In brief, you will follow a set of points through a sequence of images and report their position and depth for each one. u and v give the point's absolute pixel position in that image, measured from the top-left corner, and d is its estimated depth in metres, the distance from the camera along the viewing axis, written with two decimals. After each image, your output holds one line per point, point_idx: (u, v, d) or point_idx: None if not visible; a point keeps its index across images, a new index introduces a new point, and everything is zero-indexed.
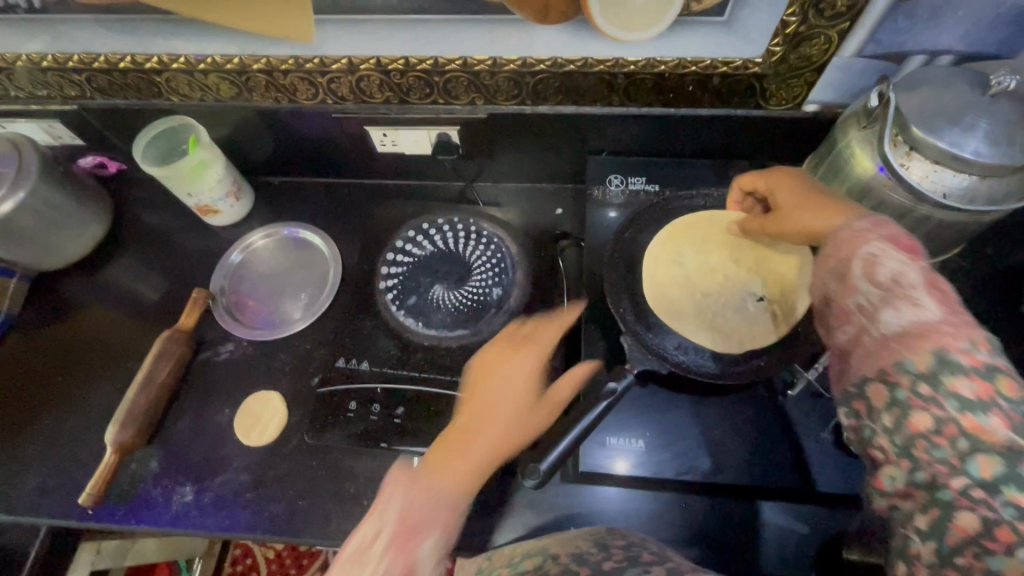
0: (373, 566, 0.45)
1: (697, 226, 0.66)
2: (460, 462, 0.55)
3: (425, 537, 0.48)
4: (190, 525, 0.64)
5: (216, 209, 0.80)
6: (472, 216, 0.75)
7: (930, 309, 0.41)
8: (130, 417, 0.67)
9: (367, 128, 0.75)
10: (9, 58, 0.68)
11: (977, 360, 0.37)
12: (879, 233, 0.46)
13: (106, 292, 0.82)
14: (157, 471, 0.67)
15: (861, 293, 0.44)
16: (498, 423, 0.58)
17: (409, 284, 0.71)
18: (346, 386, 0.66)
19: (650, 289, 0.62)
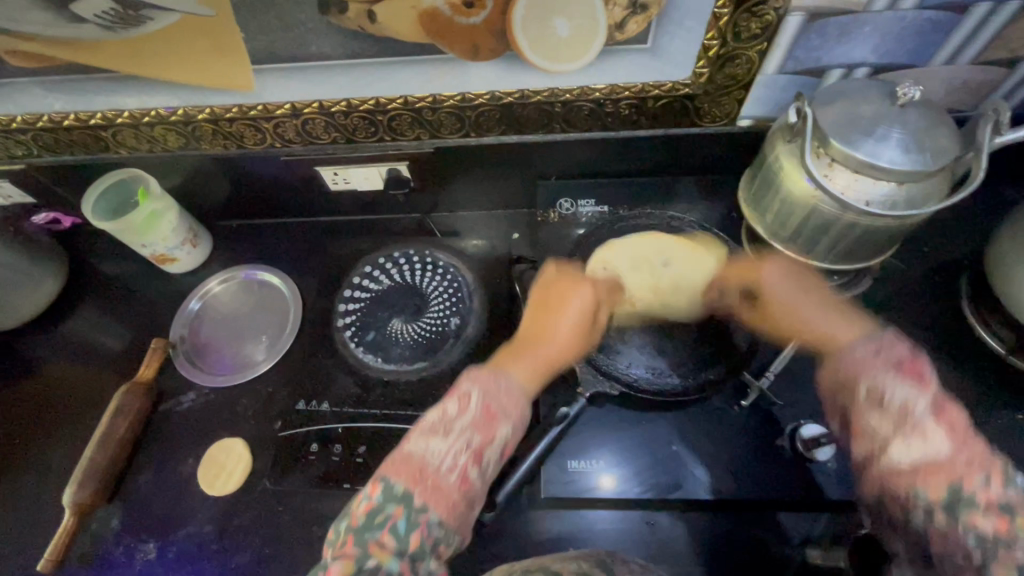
0: (455, 434, 0.43)
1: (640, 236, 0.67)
2: (535, 372, 0.51)
3: (503, 426, 0.45)
4: None
5: (172, 257, 0.80)
6: (428, 248, 0.76)
7: (940, 443, 0.42)
8: (88, 476, 0.65)
9: (317, 168, 0.76)
10: None
11: (991, 499, 0.40)
12: (884, 357, 0.46)
13: (66, 348, 0.81)
14: (119, 529, 0.66)
15: (873, 422, 0.44)
16: (561, 346, 0.55)
17: (366, 319, 0.71)
18: (304, 428, 0.66)
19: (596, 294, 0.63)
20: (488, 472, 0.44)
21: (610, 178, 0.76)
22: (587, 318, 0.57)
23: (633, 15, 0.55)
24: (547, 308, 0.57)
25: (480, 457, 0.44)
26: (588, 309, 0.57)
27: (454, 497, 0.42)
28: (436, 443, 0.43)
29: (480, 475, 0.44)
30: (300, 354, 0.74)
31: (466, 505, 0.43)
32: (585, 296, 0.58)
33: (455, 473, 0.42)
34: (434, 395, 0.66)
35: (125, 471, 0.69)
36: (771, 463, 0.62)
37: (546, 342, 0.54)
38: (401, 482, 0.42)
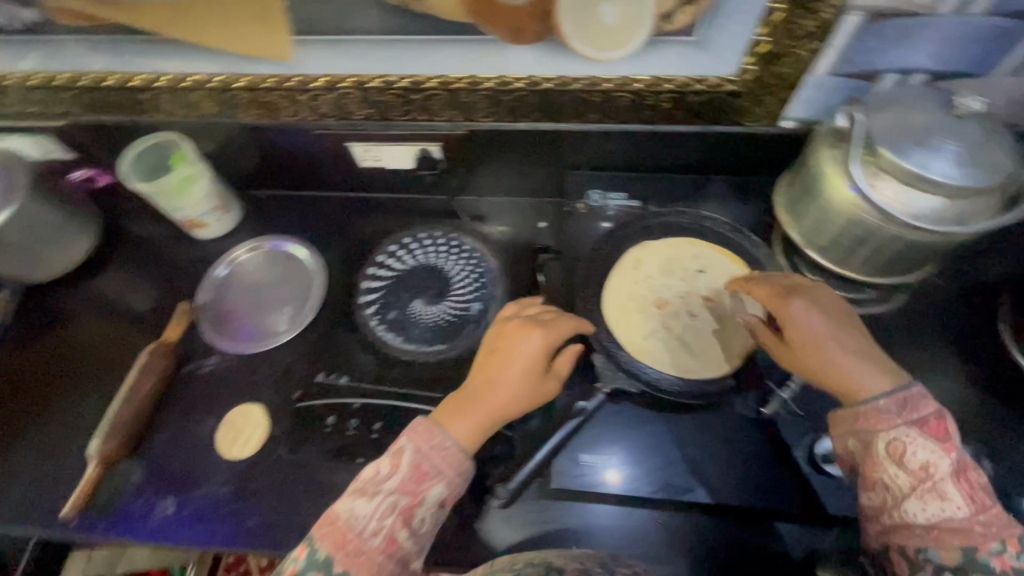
0: (379, 498, 0.49)
1: (669, 245, 0.69)
2: (473, 431, 0.53)
3: (434, 486, 0.50)
4: (171, 537, 0.65)
5: (203, 223, 0.81)
6: (454, 232, 0.76)
7: (957, 504, 0.44)
8: (114, 430, 0.67)
9: (348, 145, 0.76)
10: (5, 77, 0.70)
11: (1004, 564, 0.42)
12: (905, 418, 0.48)
13: (96, 304, 0.83)
14: (139, 482, 0.68)
15: (891, 473, 0.46)
16: (504, 397, 0.55)
17: (390, 297, 0.71)
18: (323, 400, 0.67)
19: (618, 299, 0.66)
20: (419, 531, 0.50)
21: (641, 173, 0.75)
22: (535, 368, 0.56)
23: (683, 6, 0.54)
24: (494, 357, 0.57)
25: (406, 517, 0.49)
26: (535, 357, 0.56)
27: (379, 557, 0.48)
28: (361, 507, 0.49)
29: (408, 535, 0.49)
30: (322, 328, 0.75)
31: (393, 565, 0.48)
32: (535, 343, 0.57)
33: (380, 536, 0.48)
34: (452, 378, 0.66)
35: (147, 428, 0.71)
36: (786, 473, 0.61)
37: (491, 392, 0.55)
38: (326, 545, 0.48)
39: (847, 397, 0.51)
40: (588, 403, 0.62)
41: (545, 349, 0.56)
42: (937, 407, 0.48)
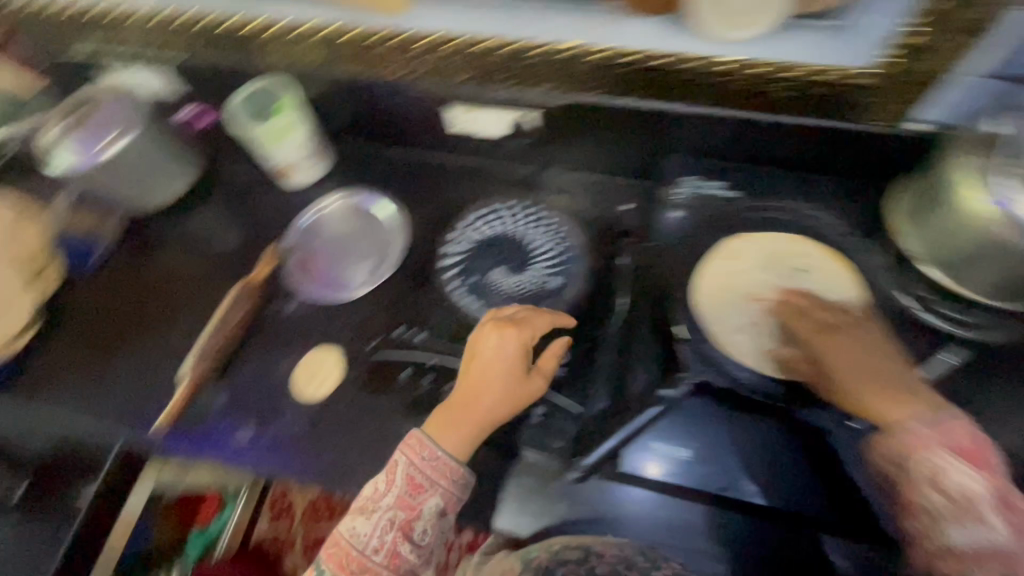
0: (378, 516, 0.57)
1: (768, 239, 0.63)
2: (462, 439, 0.60)
3: (428, 497, 0.57)
4: (248, 461, 0.69)
5: (295, 169, 0.84)
6: (538, 206, 0.76)
7: (998, 531, 0.44)
8: (204, 354, 0.73)
9: (441, 111, 0.76)
10: (145, 16, 0.77)
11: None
12: (942, 440, 0.48)
13: (191, 236, 0.88)
14: (222, 407, 0.73)
15: (930, 499, 0.46)
16: (489, 401, 0.60)
17: (472, 264, 0.72)
18: (398, 354, 0.71)
19: (709, 289, 0.61)
20: (422, 541, 0.57)
21: (742, 162, 0.68)
22: (515, 369, 0.61)
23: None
24: (473, 366, 0.62)
25: (406, 531, 0.56)
26: (514, 363, 0.61)
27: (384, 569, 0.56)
28: (362, 526, 0.57)
29: (410, 546, 0.57)
30: (398, 285, 0.76)
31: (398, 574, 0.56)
32: (510, 342, 0.62)
33: (382, 552, 0.56)
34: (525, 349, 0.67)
35: (231, 359, 0.75)
36: None
37: (474, 399, 0.61)
38: (332, 565, 0.57)
39: (888, 433, 0.50)
40: (672, 391, 0.58)
41: (521, 356, 0.62)
42: (970, 431, 0.49)
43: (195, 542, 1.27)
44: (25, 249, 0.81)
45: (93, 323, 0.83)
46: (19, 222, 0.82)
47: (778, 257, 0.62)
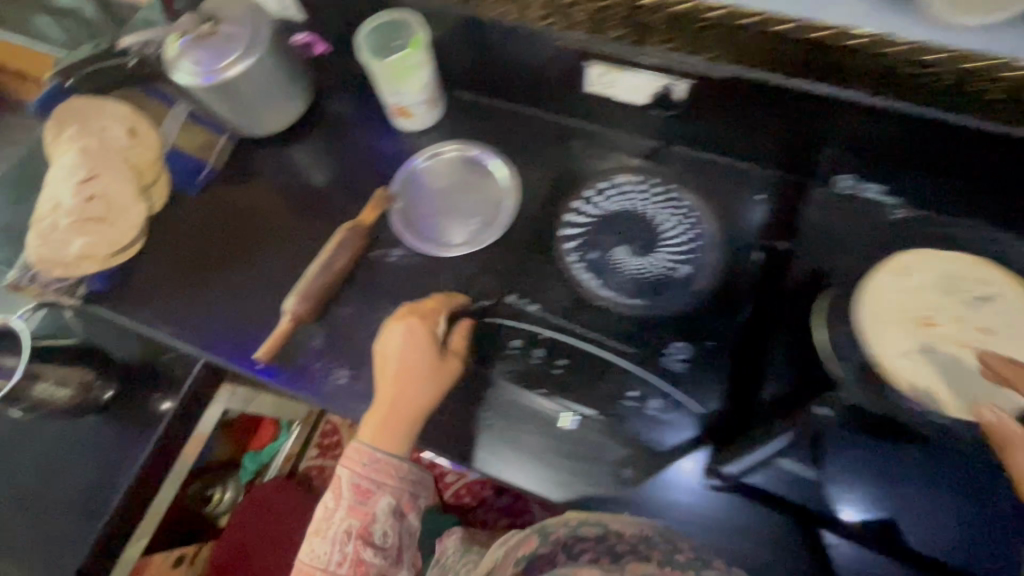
0: (333, 534, 0.56)
1: (944, 260, 0.55)
2: (393, 432, 0.59)
3: (378, 500, 0.57)
4: (341, 405, 0.69)
5: (411, 112, 0.80)
6: (672, 183, 0.70)
7: None
8: (308, 292, 0.71)
9: (585, 63, 0.69)
10: None
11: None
12: None
13: (295, 168, 0.86)
14: (319, 347, 0.72)
15: None
16: (419, 392, 0.59)
17: (594, 238, 0.67)
18: (511, 322, 0.66)
19: (887, 303, 0.52)
20: (384, 542, 0.57)
21: (922, 171, 0.61)
22: (426, 353, 0.60)
23: None
24: (383, 363, 0.61)
25: (365, 537, 0.56)
26: (422, 346, 0.60)
27: None
28: (320, 546, 0.57)
29: (373, 550, 0.56)
30: (509, 252, 0.73)
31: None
32: (417, 331, 0.61)
33: (347, 563, 0.56)
34: (646, 337, 0.62)
35: (332, 300, 0.74)
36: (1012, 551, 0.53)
37: (389, 389, 0.60)
38: None
39: None
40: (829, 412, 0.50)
41: (429, 342, 0.61)
42: None
43: (251, 463, 1.32)
44: (140, 158, 0.78)
45: (195, 244, 0.83)
46: (138, 127, 0.78)
47: (963, 282, 0.54)
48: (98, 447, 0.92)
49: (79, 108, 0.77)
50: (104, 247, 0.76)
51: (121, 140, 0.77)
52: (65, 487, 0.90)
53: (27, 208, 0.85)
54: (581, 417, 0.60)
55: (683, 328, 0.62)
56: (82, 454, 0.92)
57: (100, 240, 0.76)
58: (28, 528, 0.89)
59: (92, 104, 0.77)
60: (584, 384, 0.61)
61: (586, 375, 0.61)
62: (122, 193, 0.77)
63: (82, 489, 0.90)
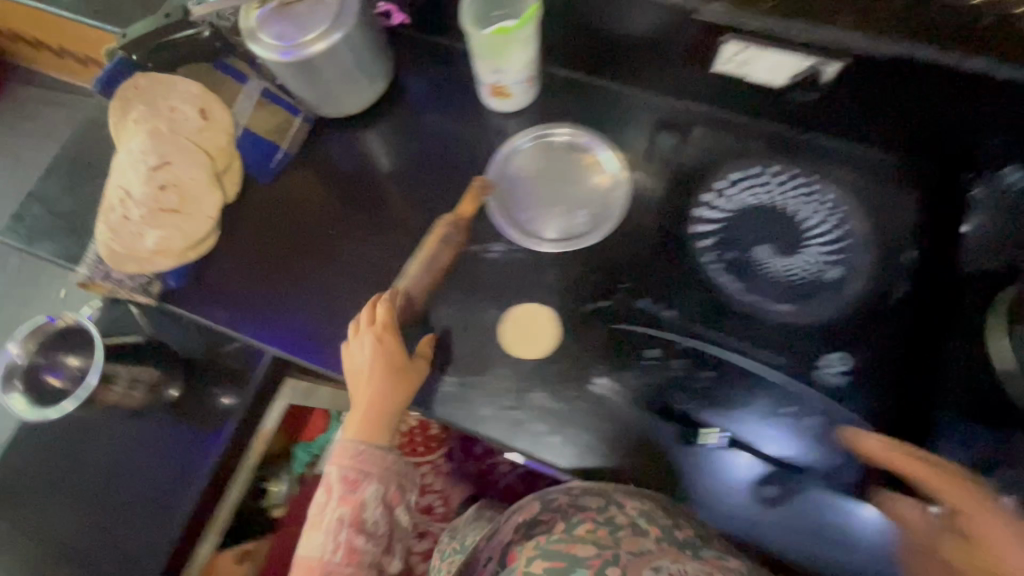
0: (328, 522, 0.59)
1: None
2: (375, 427, 0.61)
3: (367, 486, 0.59)
4: (450, 417, 0.65)
5: (509, 92, 0.73)
6: (811, 177, 0.64)
7: None
8: (411, 292, 0.66)
9: (721, 40, 0.61)
10: None
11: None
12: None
13: (376, 153, 0.80)
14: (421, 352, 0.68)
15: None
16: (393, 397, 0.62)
17: (732, 235, 0.62)
18: (647, 329, 0.61)
19: None
20: (375, 528, 0.59)
21: None
22: (396, 356, 0.62)
23: None
24: (354, 373, 0.63)
25: (355, 526, 0.58)
26: (390, 353, 0.62)
27: (344, 566, 0.58)
28: (315, 537, 0.59)
29: (364, 537, 0.58)
30: (625, 248, 0.67)
31: (365, 568, 0.58)
32: (380, 339, 0.63)
33: (341, 551, 0.58)
34: (798, 346, 0.58)
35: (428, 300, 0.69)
36: None
37: (369, 390, 0.61)
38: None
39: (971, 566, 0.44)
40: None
41: (392, 347, 0.63)
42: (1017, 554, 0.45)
43: (303, 455, 1.26)
44: (213, 143, 0.71)
45: (271, 237, 0.77)
46: (209, 107, 0.71)
47: None
48: (163, 449, 0.88)
49: (144, 86, 0.69)
50: (177, 241, 0.70)
51: (192, 122, 0.70)
52: (131, 492, 0.87)
53: (84, 197, 0.79)
54: (731, 435, 0.56)
55: (838, 336, 0.58)
56: (146, 456, 0.88)
57: (174, 234, 0.70)
58: (95, 533, 0.86)
59: (159, 82, 0.69)
60: (732, 396, 0.57)
61: (734, 387, 0.57)
62: (196, 181, 0.70)
63: (150, 494, 0.87)
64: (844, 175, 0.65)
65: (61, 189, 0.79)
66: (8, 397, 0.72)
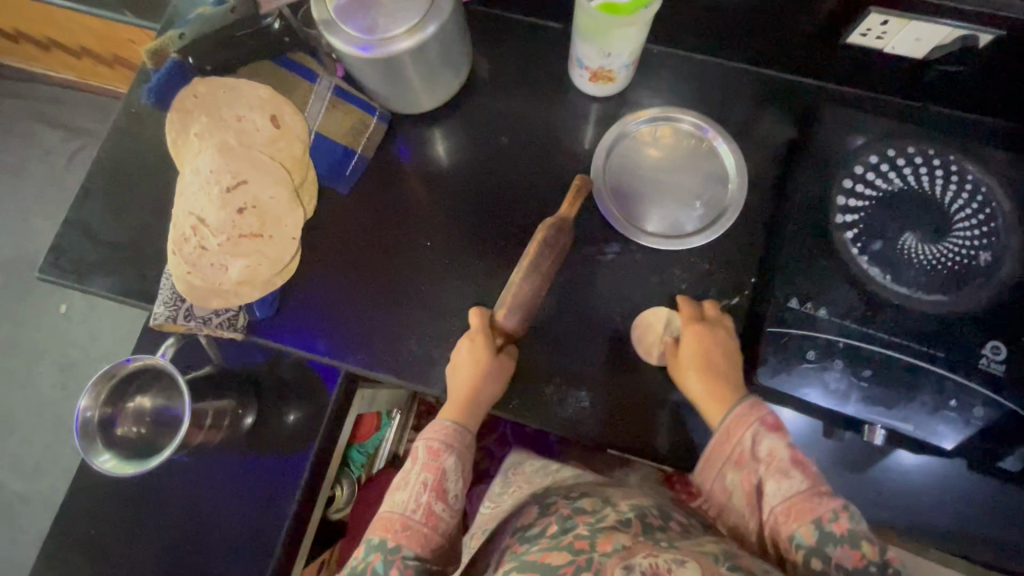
0: (412, 483, 0.59)
1: None
2: (465, 410, 0.62)
3: (448, 458, 0.60)
4: (587, 430, 0.65)
5: (613, 75, 0.67)
6: (952, 154, 0.61)
7: (797, 480, 0.52)
8: (518, 304, 0.63)
9: (867, 12, 0.55)
10: None
11: (843, 528, 0.49)
12: (755, 413, 0.55)
13: (462, 151, 0.73)
14: (548, 366, 0.67)
15: (755, 468, 0.53)
16: (487, 390, 0.62)
17: (875, 225, 0.60)
18: (803, 331, 0.58)
19: None
20: (452, 503, 0.59)
21: None
22: (483, 355, 0.62)
23: None
24: (450, 375, 0.64)
25: (438, 491, 0.58)
26: (477, 351, 0.62)
27: (423, 529, 0.57)
28: (400, 494, 0.59)
29: (443, 504, 0.58)
30: (738, 241, 0.67)
31: (438, 535, 0.58)
32: (475, 342, 0.62)
33: (420, 511, 0.58)
34: (958, 337, 0.57)
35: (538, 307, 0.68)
36: None
37: (465, 379, 0.62)
38: (377, 535, 0.58)
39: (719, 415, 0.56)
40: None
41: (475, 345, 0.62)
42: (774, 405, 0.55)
43: (358, 456, 1.16)
44: (287, 154, 0.62)
45: (361, 253, 0.70)
46: (281, 114, 0.62)
47: None
48: (256, 481, 0.84)
49: (204, 93, 0.60)
50: (264, 268, 0.63)
51: (263, 132, 0.61)
52: (225, 525, 0.83)
53: (133, 221, 0.70)
54: (890, 430, 0.57)
55: (995, 323, 0.57)
56: (236, 487, 0.84)
57: (260, 261, 0.62)
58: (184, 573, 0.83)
59: (221, 88, 0.60)
60: (894, 396, 0.56)
61: (896, 385, 0.56)
62: (277, 201, 0.62)
63: (247, 524, 0.83)
64: (987, 150, 0.61)
65: (106, 213, 0.70)
66: (97, 461, 0.65)
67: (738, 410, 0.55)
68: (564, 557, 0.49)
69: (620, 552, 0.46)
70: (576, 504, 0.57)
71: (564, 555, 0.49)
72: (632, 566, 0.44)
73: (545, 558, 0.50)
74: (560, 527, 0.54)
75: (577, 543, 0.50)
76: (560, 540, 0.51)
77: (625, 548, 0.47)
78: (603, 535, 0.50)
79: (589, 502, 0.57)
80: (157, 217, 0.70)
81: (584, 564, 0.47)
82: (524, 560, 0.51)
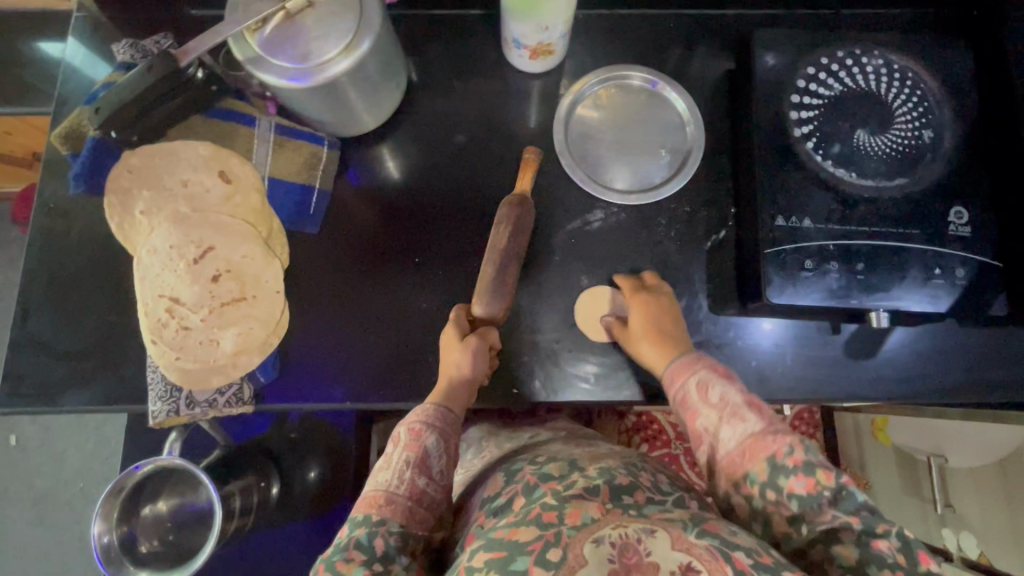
0: (394, 464, 0.55)
1: None
2: (452, 391, 0.60)
3: (430, 436, 0.57)
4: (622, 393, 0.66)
5: (550, 49, 0.67)
6: (876, 48, 0.65)
7: (752, 422, 0.53)
8: (489, 292, 0.62)
9: None
10: None
11: (797, 460, 0.50)
12: (703, 362, 0.57)
13: (421, 159, 0.71)
14: (569, 346, 0.67)
15: (705, 416, 0.55)
16: (469, 361, 0.61)
17: (828, 130, 0.63)
18: (793, 245, 0.61)
19: None
20: (436, 479, 0.56)
21: None
22: (452, 337, 0.62)
23: None
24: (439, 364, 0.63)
25: (422, 467, 0.56)
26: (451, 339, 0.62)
27: (407, 504, 0.54)
28: (382, 474, 0.55)
29: (427, 480, 0.56)
30: (708, 177, 0.70)
31: (425, 509, 0.55)
32: (451, 334, 0.63)
33: (404, 486, 0.55)
34: (927, 215, 0.61)
35: (520, 286, 0.68)
36: None
37: (445, 363, 0.61)
38: (361, 512, 0.54)
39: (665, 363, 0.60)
40: None
41: (451, 325, 0.63)
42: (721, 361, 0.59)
43: None
44: (245, 208, 0.59)
45: (349, 288, 0.67)
46: (228, 166, 0.58)
47: None
48: (298, 547, 0.80)
49: (139, 165, 0.57)
50: (257, 331, 0.58)
51: (215, 192, 0.58)
52: None
53: (92, 325, 0.63)
54: (892, 311, 0.61)
55: (954, 192, 0.62)
56: (280, 560, 0.80)
57: (251, 325, 0.58)
58: None
59: (156, 154, 0.57)
60: (881, 279, 0.60)
61: (886, 271, 0.60)
62: (251, 258, 0.58)
63: None
64: (905, 37, 0.66)
65: (56, 325, 0.63)
66: None
67: (682, 359, 0.58)
68: (533, 531, 0.46)
69: (590, 525, 0.45)
70: (542, 470, 0.57)
71: (532, 530, 0.46)
72: (601, 538, 0.44)
73: (514, 534, 0.47)
74: (528, 497, 0.53)
75: (545, 516, 0.47)
76: (526, 514, 0.49)
77: (594, 521, 0.46)
78: (571, 506, 0.48)
79: (556, 467, 0.57)
80: (118, 312, 0.64)
81: (552, 538, 0.45)
82: (491, 536, 0.48)
